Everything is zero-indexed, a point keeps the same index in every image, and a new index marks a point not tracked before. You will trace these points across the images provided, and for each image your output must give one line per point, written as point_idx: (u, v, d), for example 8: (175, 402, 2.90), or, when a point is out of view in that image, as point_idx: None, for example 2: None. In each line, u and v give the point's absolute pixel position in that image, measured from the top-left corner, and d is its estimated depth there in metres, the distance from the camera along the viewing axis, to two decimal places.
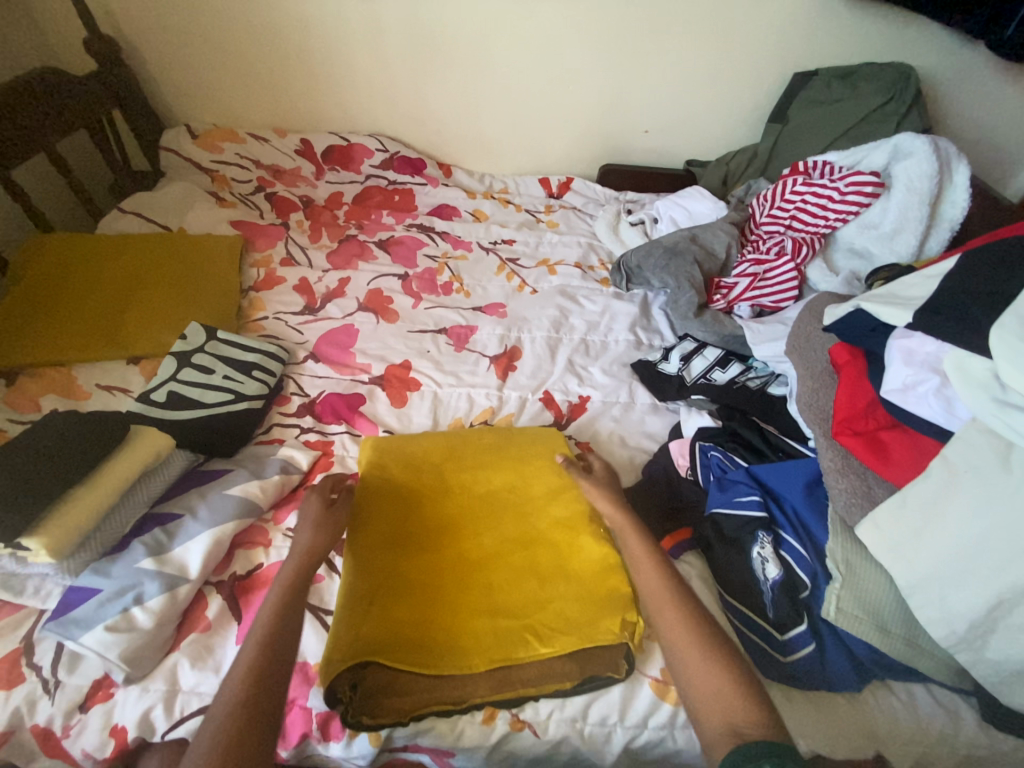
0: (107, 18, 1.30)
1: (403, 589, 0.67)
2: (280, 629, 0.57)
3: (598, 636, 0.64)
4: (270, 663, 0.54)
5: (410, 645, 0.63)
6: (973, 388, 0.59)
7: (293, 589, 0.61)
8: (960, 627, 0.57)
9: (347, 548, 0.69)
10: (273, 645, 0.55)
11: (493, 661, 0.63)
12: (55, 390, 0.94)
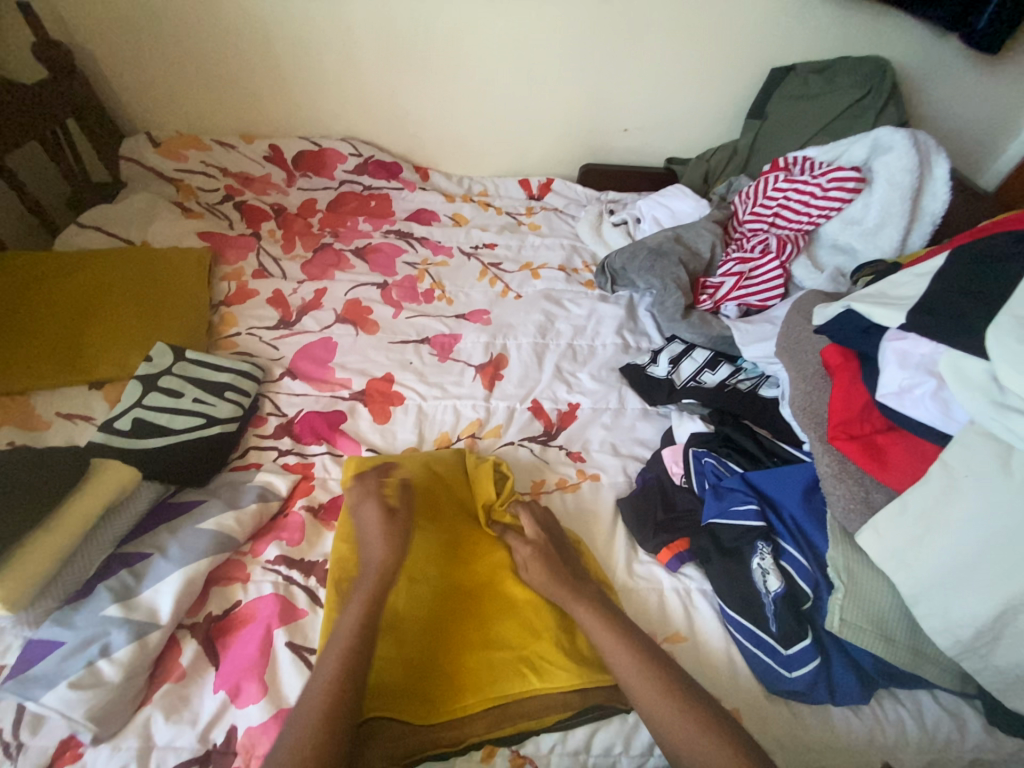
0: (56, 21, 1.23)
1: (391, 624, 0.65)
2: (359, 646, 0.58)
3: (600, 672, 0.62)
4: (353, 676, 0.56)
5: (401, 685, 0.61)
6: (972, 390, 0.57)
7: (373, 603, 0.62)
8: (965, 635, 0.56)
9: (333, 582, 0.67)
10: (353, 660, 0.57)
11: (487, 698, 0.61)
12: (12, 421, 0.88)
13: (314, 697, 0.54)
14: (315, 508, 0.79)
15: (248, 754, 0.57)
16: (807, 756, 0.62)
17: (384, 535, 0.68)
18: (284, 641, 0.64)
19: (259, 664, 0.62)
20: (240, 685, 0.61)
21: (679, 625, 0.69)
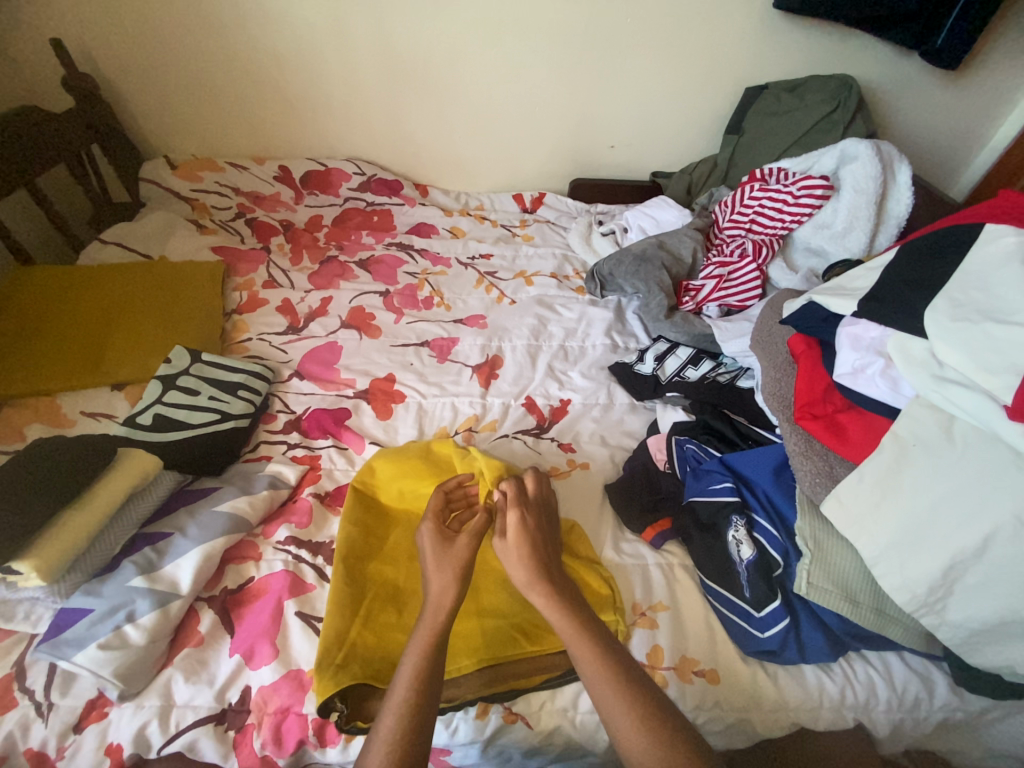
0: (84, 57, 1.34)
1: (393, 597, 0.71)
2: (420, 701, 0.53)
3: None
4: (416, 739, 0.51)
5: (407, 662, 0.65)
6: (915, 367, 0.64)
7: (434, 648, 0.57)
8: (920, 591, 0.61)
9: (339, 557, 0.72)
10: (412, 719, 0.52)
11: (482, 660, 0.65)
12: (39, 419, 0.95)
13: (388, 716, 0.52)
14: (322, 495, 0.85)
15: (262, 711, 0.63)
16: (778, 713, 0.67)
17: (448, 564, 0.63)
18: (294, 611, 0.69)
19: (271, 631, 0.67)
20: (254, 648, 0.66)
21: (661, 595, 0.74)
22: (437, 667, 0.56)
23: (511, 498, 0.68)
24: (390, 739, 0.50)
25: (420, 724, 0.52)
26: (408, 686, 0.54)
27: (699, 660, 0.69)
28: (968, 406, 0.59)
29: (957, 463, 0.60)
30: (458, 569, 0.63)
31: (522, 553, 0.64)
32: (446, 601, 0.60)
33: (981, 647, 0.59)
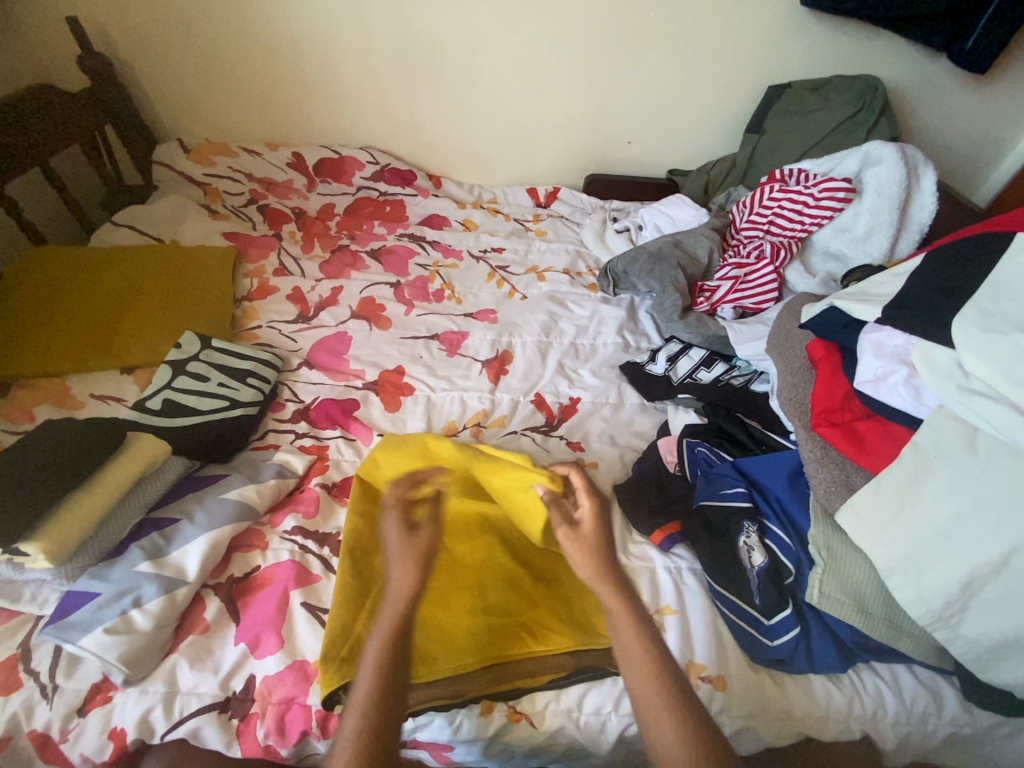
0: (100, 37, 1.33)
1: (399, 591, 0.70)
2: (385, 698, 0.51)
3: (596, 640, 0.67)
4: (381, 738, 0.48)
5: None
6: (940, 378, 0.63)
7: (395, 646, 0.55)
8: (936, 605, 0.59)
9: (345, 550, 0.72)
10: (378, 717, 0.50)
11: (489, 657, 0.65)
12: (49, 400, 0.95)
13: (350, 715, 0.50)
14: (329, 485, 0.84)
15: (266, 701, 0.63)
16: (784, 721, 0.67)
17: (404, 554, 0.61)
18: (299, 601, 0.69)
19: (276, 620, 0.67)
20: (259, 637, 0.66)
21: (669, 599, 0.73)
22: (399, 662, 0.54)
23: (580, 486, 0.68)
24: (354, 739, 0.48)
25: (387, 721, 0.50)
26: (369, 683, 0.52)
27: (706, 667, 0.68)
28: (993, 418, 0.59)
29: (979, 476, 0.59)
30: (417, 558, 0.61)
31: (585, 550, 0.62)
32: (406, 591, 0.59)
33: (997, 665, 0.58)
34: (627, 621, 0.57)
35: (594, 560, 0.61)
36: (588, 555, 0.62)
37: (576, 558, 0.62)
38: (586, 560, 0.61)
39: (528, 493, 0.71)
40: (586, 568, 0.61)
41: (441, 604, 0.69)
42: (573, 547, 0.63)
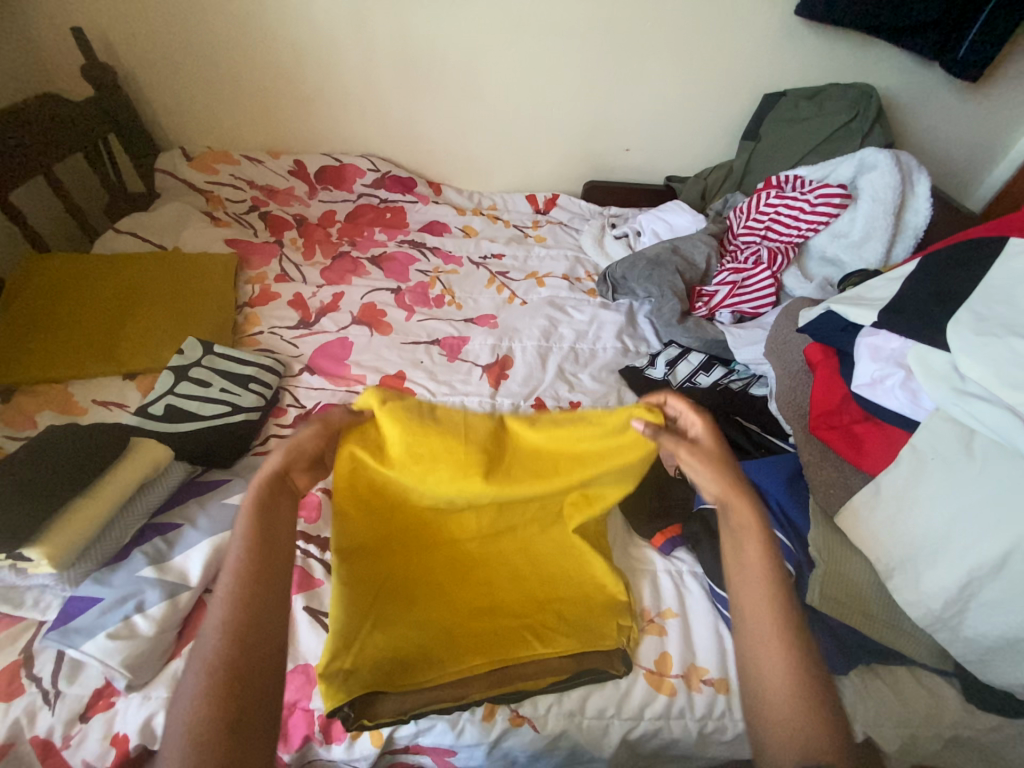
0: (104, 47, 1.34)
1: (396, 594, 0.68)
2: (243, 627, 0.48)
3: (599, 642, 0.67)
4: (242, 662, 0.47)
5: (407, 652, 0.64)
6: (937, 380, 0.64)
7: (250, 573, 0.51)
8: (936, 606, 0.60)
9: (336, 553, 0.66)
10: (237, 644, 0.47)
11: (493, 661, 0.65)
12: (52, 407, 0.95)
13: (204, 648, 0.47)
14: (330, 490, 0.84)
15: None
16: None
17: (258, 492, 0.56)
18: (302, 606, 0.70)
19: None
20: None
21: (671, 603, 0.73)
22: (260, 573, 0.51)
23: (686, 408, 0.67)
24: (212, 655, 0.46)
25: (251, 644, 0.48)
26: (224, 613, 0.48)
27: (709, 670, 0.68)
28: (989, 420, 0.59)
29: (974, 476, 0.60)
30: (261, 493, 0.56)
31: (710, 464, 0.62)
32: (250, 508, 0.55)
33: (997, 666, 0.58)
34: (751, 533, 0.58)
35: (723, 474, 0.61)
36: (717, 470, 0.62)
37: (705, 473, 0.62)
38: (713, 476, 0.61)
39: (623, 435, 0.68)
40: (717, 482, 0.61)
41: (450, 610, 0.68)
42: (697, 464, 0.62)
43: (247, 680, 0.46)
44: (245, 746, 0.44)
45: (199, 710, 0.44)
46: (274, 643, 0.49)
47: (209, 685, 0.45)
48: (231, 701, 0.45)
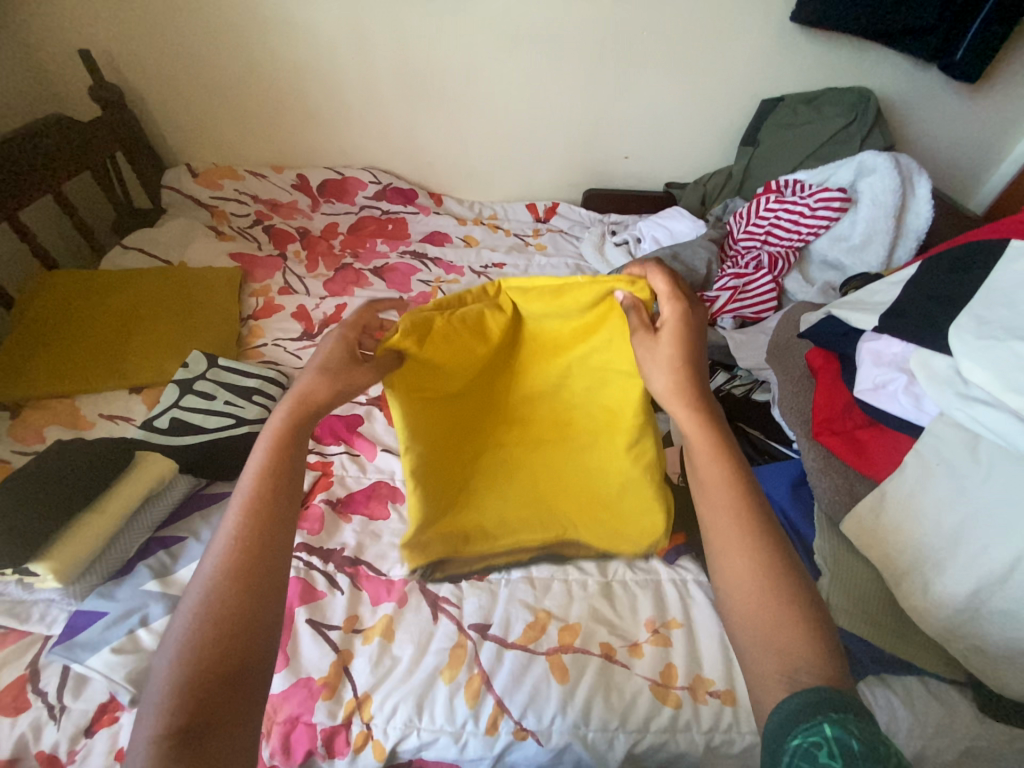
0: (113, 68, 1.38)
1: (462, 486, 0.76)
2: (243, 560, 0.43)
3: (622, 539, 0.78)
4: (235, 603, 0.41)
5: (477, 527, 0.76)
6: (939, 385, 0.63)
7: (258, 504, 0.46)
8: (945, 614, 0.58)
9: (409, 471, 0.68)
10: (234, 579, 0.42)
11: (546, 538, 0.78)
12: (59, 421, 0.96)
13: (198, 583, 0.42)
14: (333, 501, 0.84)
15: (271, 720, 0.62)
16: None
17: (295, 405, 0.53)
18: (304, 618, 0.70)
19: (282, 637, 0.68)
20: None
21: (676, 613, 0.73)
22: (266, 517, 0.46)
23: (664, 294, 0.62)
24: (204, 595, 0.41)
25: (247, 585, 0.42)
26: (225, 543, 0.44)
27: (715, 681, 0.67)
28: (993, 425, 0.59)
29: (981, 482, 0.59)
30: (299, 408, 0.53)
31: (672, 357, 0.59)
32: (273, 440, 0.51)
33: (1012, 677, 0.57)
34: (704, 442, 0.54)
35: (672, 369, 0.58)
36: (672, 360, 0.59)
37: (662, 368, 0.59)
38: (661, 370, 0.60)
39: (622, 340, 0.68)
40: (664, 379, 0.59)
41: (504, 497, 0.77)
42: (653, 360, 0.60)
43: (239, 636, 0.40)
44: (222, 712, 0.37)
45: (178, 658, 0.39)
46: (271, 597, 0.43)
47: (196, 628, 0.40)
48: (215, 653, 0.39)
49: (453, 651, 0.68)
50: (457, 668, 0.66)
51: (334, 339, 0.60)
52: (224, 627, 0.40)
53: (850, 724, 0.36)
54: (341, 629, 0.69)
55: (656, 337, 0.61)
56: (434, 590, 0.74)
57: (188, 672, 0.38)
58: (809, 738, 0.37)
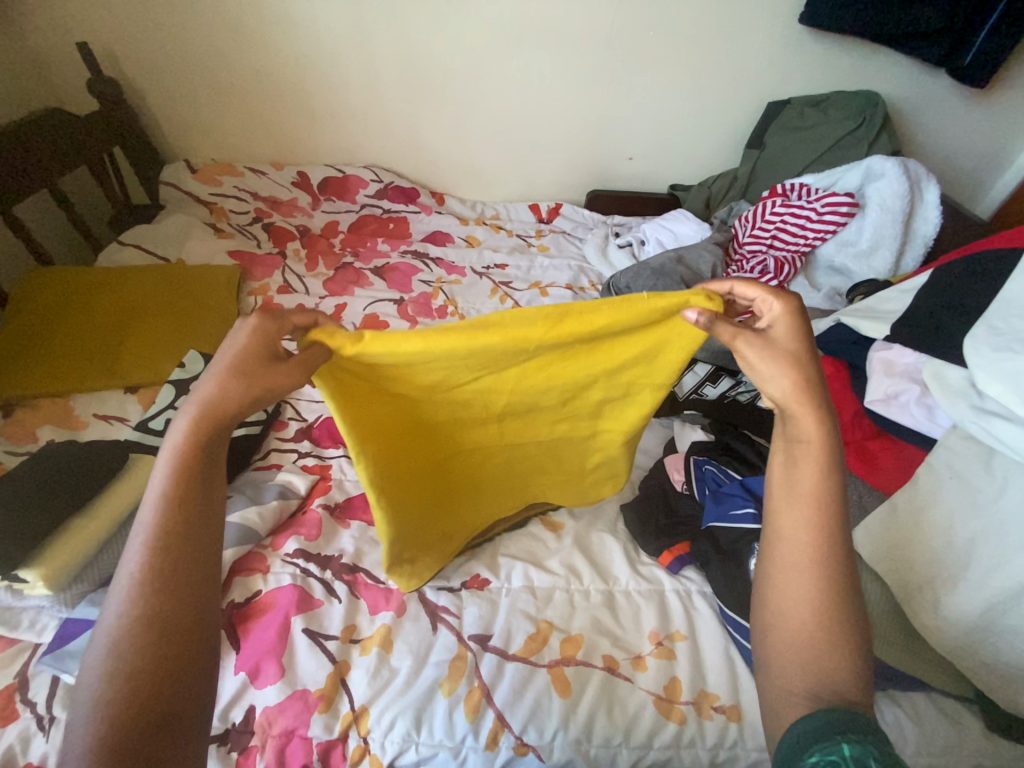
0: (110, 61, 1.35)
1: (437, 493, 0.71)
2: (156, 595, 0.38)
3: (588, 496, 0.82)
4: (154, 640, 0.37)
5: (453, 526, 0.75)
6: (954, 397, 0.62)
7: (168, 529, 0.40)
8: (956, 632, 0.57)
9: (376, 500, 0.62)
10: (149, 616, 0.38)
11: (518, 503, 0.80)
12: (53, 421, 0.95)
13: (110, 617, 0.38)
14: (331, 507, 0.83)
15: (265, 733, 0.61)
16: None
17: (208, 397, 0.43)
18: (301, 627, 0.68)
19: (278, 648, 0.66)
20: (259, 666, 0.65)
21: (680, 624, 0.71)
22: (187, 538, 0.40)
23: (767, 293, 0.55)
24: (123, 618, 0.37)
25: (162, 623, 0.38)
26: (134, 574, 0.38)
27: (720, 696, 0.66)
28: (1011, 439, 0.57)
29: (996, 496, 0.58)
30: (215, 404, 0.43)
31: (778, 360, 0.51)
32: (181, 449, 0.42)
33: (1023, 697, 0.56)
34: (806, 457, 0.48)
35: (790, 373, 0.50)
36: (783, 366, 0.51)
37: (763, 369, 0.51)
38: (778, 372, 0.51)
39: (675, 339, 0.61)
40: (781, 386, 0.50)
41: (477, 494, 0.74)
42: (757, 358, 0.52)
43: (163, 679, 0.37)
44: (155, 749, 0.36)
45: (99, 683, 0.36)
46: (200, 634, 0.39)
47: (114, 671, 0.36)
48: (139, 686, 0.36)
49: (453, 663, 0.66)
50: (457, 681, 0.65)
51: (250, 324, 0.47)
52: (142, 672, 0.36)
53: (870, 746, 0.36)
54: (339, 639, 0.68)
55: (761, 342, 0.52)
56: (433, 599, 0.73)
57: (110, 706, 0.35)
58: (827, 757, 0.36)
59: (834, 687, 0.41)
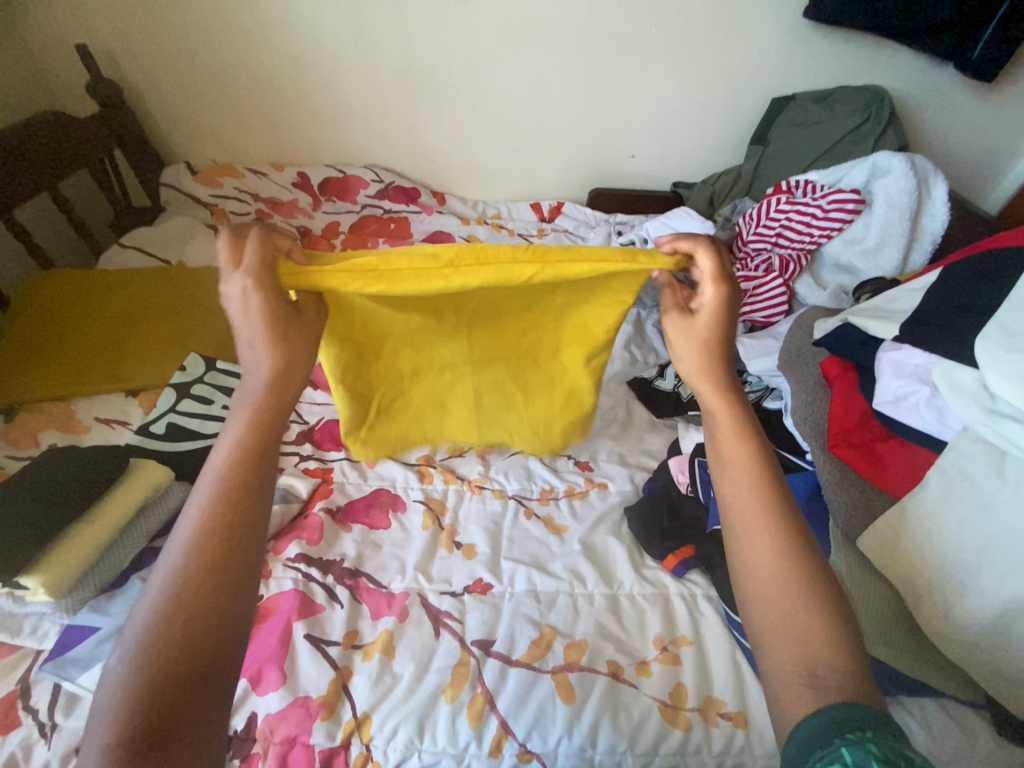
0: (110, 62, 1.35)
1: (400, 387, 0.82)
2: (188, 596, 0.37)
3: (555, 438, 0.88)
4: (185, 654, 0.35)
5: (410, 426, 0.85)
6: (963, 398, 0.61)
7: (211, 524, 0.39)
8: (968, 638, 0.56)
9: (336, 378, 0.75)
10: (182, 620, 0.36)
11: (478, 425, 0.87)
12: (55, 425, 0.94)
13: (143, 620, 0.36)
14: (333, 510, 0.82)
15: (268, 740, 0.61)
16: None
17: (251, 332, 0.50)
18: (303, 633, 0.68)
19: (279, 654, 0.65)
20: (261, 672, 0.64)
21: (685, 629, 0.71)
22: (236, 515, 0.40)
23: (709, 274, 0.58)
24: (146, 632, 0.36)
25: (197, 627, 0.36)
26: (171, 571, 0.37)
27: (726, 703, 0.65)
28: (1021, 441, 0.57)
29: (1008, 501, 0.57)
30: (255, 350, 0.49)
31: (698, 343, 0.56)
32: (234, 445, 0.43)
33: None
34: (735, 447, 0.49)
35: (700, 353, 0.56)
36: (699, 344, 0.56)
37: (682, 348, 0.58)
38: (689, 353, 0.57)
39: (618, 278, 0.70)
40: (690, 362, 0.56)
41: (438, 404, 0.84)
42: (677, 330, 0.58)
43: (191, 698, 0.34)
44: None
45: (131, 660, 0.35)
46: (228, 652, 0.37)
47: (138, 684, 0.34)
48: (174, 665, 0.35)
49: (455, 669, 0.66)
50: (460, 687, 0.64)
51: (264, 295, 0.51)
52: (171, 684, 0.34)
53: (869, 746, 0.33)
54: (341, 645, 0.67)
55: (681, 316, 0.59)
56: (435, 603, 0.72)
57: (140, 684, 0.34)
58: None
59: (834, 684, 0.38)
